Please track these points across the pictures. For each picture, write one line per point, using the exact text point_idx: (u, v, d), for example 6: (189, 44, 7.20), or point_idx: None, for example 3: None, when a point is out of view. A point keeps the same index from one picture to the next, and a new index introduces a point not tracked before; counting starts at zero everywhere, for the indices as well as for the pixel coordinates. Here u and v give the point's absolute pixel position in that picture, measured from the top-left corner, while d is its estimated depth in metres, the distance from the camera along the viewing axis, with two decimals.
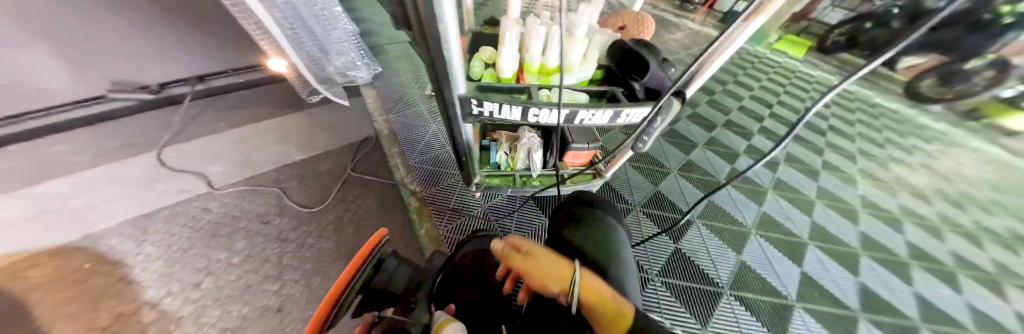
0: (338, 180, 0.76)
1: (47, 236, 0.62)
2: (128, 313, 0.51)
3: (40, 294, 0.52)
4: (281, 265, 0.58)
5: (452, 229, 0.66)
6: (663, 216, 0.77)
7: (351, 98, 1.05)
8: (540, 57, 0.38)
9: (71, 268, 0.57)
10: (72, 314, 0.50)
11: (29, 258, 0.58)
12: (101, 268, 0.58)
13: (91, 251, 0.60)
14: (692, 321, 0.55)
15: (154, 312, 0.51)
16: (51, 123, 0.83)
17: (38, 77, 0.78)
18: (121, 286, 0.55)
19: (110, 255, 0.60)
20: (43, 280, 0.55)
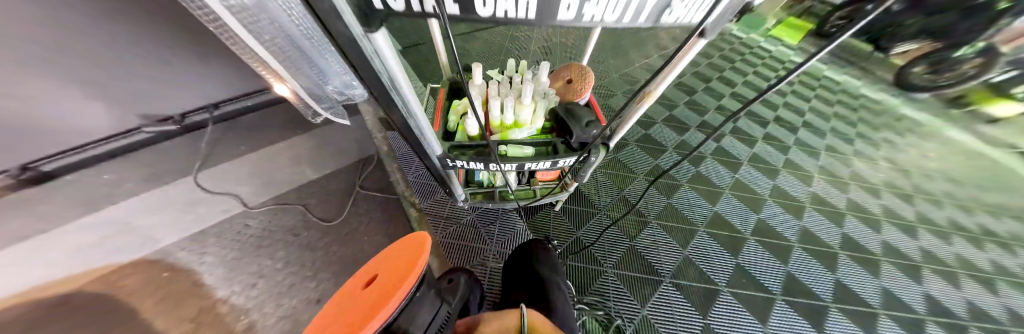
0: (349, 196, 0.90)
1: (134, 250, 0.81)
2: (210, 306, 0.69)
3: (146, 295, 0.73)
4: (314, 268, 0.74)
5: (446, 235, 0.82)
6: (624, 217, 0.91)
7: (352, 116, 1.16)
8: (498, 114, 0.50)
9: (157, 275, 0.76)
10: (171, 309, 0.69)
11: (128, 268, 0.78)
12: (179, 274, 0.76)
13: (168, 261, 0.79)
14: (633, 304, 0.72)
15: (229, 305, 0.69)
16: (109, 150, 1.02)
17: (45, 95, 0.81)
18: (195, 287, 0.73)
19: (182, 264, 0.78)
20: (143, 285, 0.74)
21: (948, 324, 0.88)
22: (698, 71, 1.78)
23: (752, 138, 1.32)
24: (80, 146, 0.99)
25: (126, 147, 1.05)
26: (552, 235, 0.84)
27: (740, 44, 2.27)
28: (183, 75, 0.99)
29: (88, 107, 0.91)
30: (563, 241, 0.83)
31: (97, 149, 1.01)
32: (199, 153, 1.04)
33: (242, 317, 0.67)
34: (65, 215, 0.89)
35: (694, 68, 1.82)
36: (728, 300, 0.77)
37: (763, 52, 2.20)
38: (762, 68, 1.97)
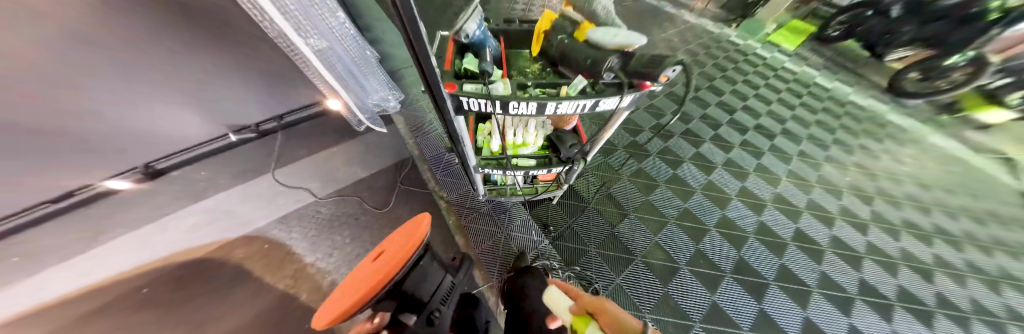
0: (393, 190, 1.16)
1: (234, 230, 1.06)
2: (304, 269, 0.96)
3: (254, 263, 0.99)
4: (375, 243, 1.02)
5: (470, 221, 1.08)
6: (610, 211, 1.16)
7: (388, 125, 1.42)
8: (512, 137, 0.70)
9: (259, 248, 1.02)
10: (278, 271, 0.97)
11: (234, 243, 1.04)
12: (275, 247, 1.03)
13: (264, 237, 1.05)
14: (610, 274, 0.99)
15: (317, 267, 0.97)
16: (201, 153, 1.27)
17: (142, 108, 0.94)
18: (290, 255, 1.00)
19: (276, 239, 1.05)
20: (250, 255, 1.01)
21: (877, 302, 1.07)
22: (689, 82, 1.97)
23: (728, 145, 1.55)
24: (181, 150, 1.22)
25: (213, 151, 1.30)
26: (552, 223, 1.11)
27: (736, 52, 2.39)
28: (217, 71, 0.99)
29: (175, 113, 1.05)
30: (561, 228, 1.09)
31: (194, 151, 1.26)
32: (272, 155, 1.30)
33: (329, 276, 0.95)
34: (176, 202, 1.15)
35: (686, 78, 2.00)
36: (685, 275, 1.03)
37: (758, 59, 2.31)
38: (753, 76, 2.11)
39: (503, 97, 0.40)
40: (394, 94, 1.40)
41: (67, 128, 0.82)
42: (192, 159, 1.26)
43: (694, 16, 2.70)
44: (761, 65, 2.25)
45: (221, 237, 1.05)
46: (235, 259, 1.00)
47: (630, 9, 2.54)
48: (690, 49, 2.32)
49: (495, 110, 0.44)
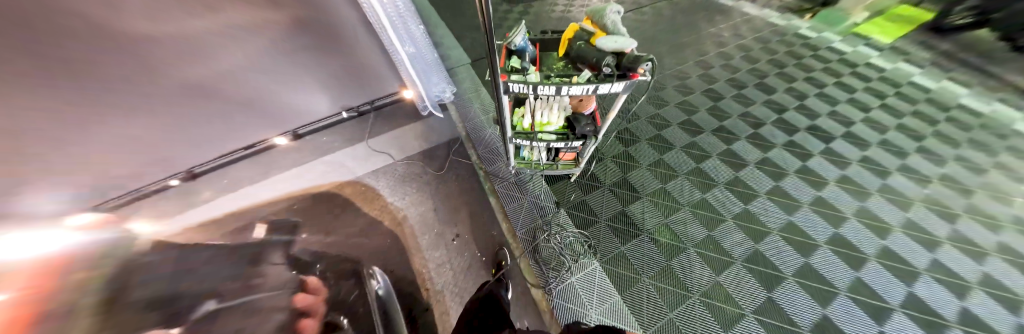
0: (447, 160, 1.52)
1: (343, 176, 1.51)
2: (385, 208, 1.33)
3: (355, 197, 1.40)
4: (433, 194, 1.37)
5: (502, 186, 1.37)
6: (623, 192, 1.32)
7: (444, 111, 1.80)
8: (541, 117, 0.93)
9: (359, 189, 1.43)
10: (370, 205, 1.35)
11: (343, 184, 1.46)
12: (367, 189, 1.43)
13: (360, 182, 1.47)
14: (615, 242, 1.17)
15: (393, 206, 1.34)
16: (320, 127, 1.70)
17: (296, 93, 1.46)
18: (377, 196, 1.39)
19: (367, 184, 1.46)
20: (351, 192, 1.42)
21: (930, 319, 0.97)
22: (733, 79, 1.89)
23: (769, 145, 1.53)
24: (309, 122, 1.67)
25: (329, 125, 1.73)
26: (569, 196, 1.32)
27: (804, 46, 2.13)
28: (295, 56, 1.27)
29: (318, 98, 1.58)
30: (577, 201, 1.30)
31: (316, 124, 1.69)
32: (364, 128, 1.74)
33: (402, 213, 1.31)
34: (302, 154, 1.63)
35: (730, 76, 1.92)
36: (689, 254, 1.14)
37: (834, 53, 2.02)
38: (821, 74, 1.89)
39: (534, 82, 0.67)
40: (449, 89, 1.77)
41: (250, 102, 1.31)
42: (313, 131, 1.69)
43: (755, 7, 2.47)
44: (837, 60, 1.97)
45: (335, 179, 1.49)
46: (344, 193, 1.41)
47: (677, 4, 2.48)
48: (744, 43, 2.17)
49: (529, 90, 0.70)
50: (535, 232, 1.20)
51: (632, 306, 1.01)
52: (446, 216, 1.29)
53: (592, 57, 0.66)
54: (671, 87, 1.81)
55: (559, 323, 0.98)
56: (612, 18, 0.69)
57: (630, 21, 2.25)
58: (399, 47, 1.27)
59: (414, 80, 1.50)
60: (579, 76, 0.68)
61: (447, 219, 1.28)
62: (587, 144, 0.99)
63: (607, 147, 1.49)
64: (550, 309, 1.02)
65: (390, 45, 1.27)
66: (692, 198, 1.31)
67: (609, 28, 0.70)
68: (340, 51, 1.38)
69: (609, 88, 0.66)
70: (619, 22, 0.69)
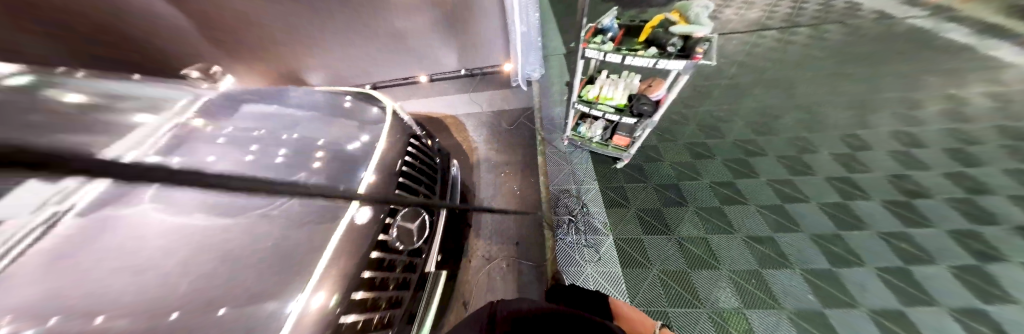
0: (517, 120, 1.88)
1: (447, 111, 2.06)
2: (465, 138, 1.82)
3: (450, 126, 1.93)
4: (500, 140, 1.76)
5: (553, 150, 1.63)
6: (669, 195, 1.32)
7: (529, 85, 2.16)
8: (605, 91, 1.13)
9: (454, 122, 1.96)
10: (459, 135, 1.85)
11: (446, 117, 2.01)
12: (458, 124, 1.95)
13: (456, 118, 2.00)
14: (638, 230, 1.23)
15: (471, 139, 1.81)
16: (444, 80, 2.28)
17: (442, 53, 2.10)
18: (463, 129, 1.90)
19: (459, 120, 1.98)
20: (449, 122, 1.97)
21: None
22: (905, 133, 1.41)
23: (924, 223, 1.13)
24: (439, 74, 2.27)
25: (450, 79, 2.28)
26: (611, 178, 1.43)
27: None
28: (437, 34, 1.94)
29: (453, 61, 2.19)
30: (617, 184, 1.40)
31: (443, 77, 2.28)
32: (470, 84, 2.24)
33: (475, 145, 1.76)
34: (428, 90, 2.25)
35: (902, 128, 1.43)
36: (718, 275, 1.07)
37: None
38: None
39: (607, 51, 0.91)
40: (539, 69, 2.11)
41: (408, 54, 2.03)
42: (440, 80, 2.28)
43: (1012, 52, 1.66)
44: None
45: (441, 112, 2.06)
46: (444, 123, 1.95)
47: (855, 27, 1.92)
48: (956, 94, 1.53)
49: (600, 57, 0.94)
50: (565, 192, 1.42)
51: (628, 282, 1.10)
52: (503, 157, 1.66)
53: (664, 38, 0.84)
54: (791, 117, 1.51)
55: (559, 262, 1.20)
56: (698, 6, 0.82)
57: (770, 36, 1.89)
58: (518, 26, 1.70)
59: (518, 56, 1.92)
60: (647, 51, 0.87)
61: (504, 161, 1.64)
62: (643, 123, 1.13)
63: (671, 151, 1.46)
64: (554, 248, 1.24)
65: (513, 25, 1.73)
66: (753, 231, 1.17)
67: (693, 17, 0.83)
68: (478, 26, 1.92)
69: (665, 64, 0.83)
70: (704, 12, 0.81)
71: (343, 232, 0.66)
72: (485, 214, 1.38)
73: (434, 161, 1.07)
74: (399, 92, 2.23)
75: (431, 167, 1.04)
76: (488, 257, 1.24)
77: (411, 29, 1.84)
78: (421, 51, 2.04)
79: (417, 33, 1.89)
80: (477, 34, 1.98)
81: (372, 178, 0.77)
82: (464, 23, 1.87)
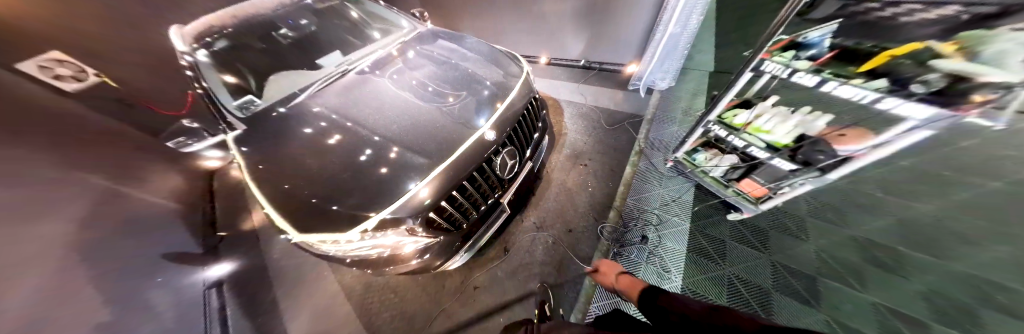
0: (617, 124, 1.79)
1: (551, 92, 2.18)
2: (558, 121, 1.91)
3: (549, 105, 2.05)
4: (591, 135, 1.75)
5: (647, 166, 1.50)
6: (792, 285, 0.97)
7: (646, 94, 1.98)
8: (761, 122, 0.93)
9: (554, 103, 2.07)
10: (554, 115, 1.96)
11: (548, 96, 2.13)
12: (557, 106, 2.04)
13: (556, 100, 2.08)
14: (722, 296, 0.97)
15: (564, 123, 1.88)
16: (561, 64, 2.40)
17: (572, 40, 2.20)
18: (559, 112, 1.98)
19: (559, 103, 2.06)
20: (549, 102, 2.09)
21: None
22: None
23: None
24: (558, 58, 2.40)
25: (567, 65, 2.37)
26: (710, 225, 1.21)
27: None
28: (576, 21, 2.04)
29: (578, 49, 2.25)
30: (717, 235, 1.16)
31: (561, 61, 2.40)
32: (583, 75, 2.26)
33: (565, 130, 1.83)
34: (542, 70, 2.44)
35: None
36: None
37: None
38: None
39: (795, 67, 0.78)
40: (668, 80, 1.88)
41: (544, 33, 2.24)
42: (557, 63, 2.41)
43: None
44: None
45: (546, 90, 2.20)
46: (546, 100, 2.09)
47: None
48: None
49: (782, 74, 0.82)
50: (644, 211, 1.29)
51: None
52: (588, 151, 1.65)
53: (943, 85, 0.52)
54: None
55: None
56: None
57: None
58: (668, 28, 1.56)
59: (651, 59, 1.77)
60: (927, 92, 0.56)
61: (587, 154, 1.63)
62: (800, 175, 0.88)
63: (824, 234, 1.06)
64: (606, 254, 1.19)
65: (662, 25, 1.60)
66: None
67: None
68: (621, 20, 1.88)
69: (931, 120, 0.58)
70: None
71: (474, 139, 0.84)
72: (551, 191, 1.47)
73: (538, 124, 1.20)
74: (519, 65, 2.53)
75: (534, 128, 1.17)
76: (539, 226, 1.34)
77: (556, 12, 2.02)
78: (554, 33, 2.21)
79: (559, 16, 2.06)
80: (615, 28, 1.95)
81: (489, 117, 0.91)
82: (608, 15, 1.88)
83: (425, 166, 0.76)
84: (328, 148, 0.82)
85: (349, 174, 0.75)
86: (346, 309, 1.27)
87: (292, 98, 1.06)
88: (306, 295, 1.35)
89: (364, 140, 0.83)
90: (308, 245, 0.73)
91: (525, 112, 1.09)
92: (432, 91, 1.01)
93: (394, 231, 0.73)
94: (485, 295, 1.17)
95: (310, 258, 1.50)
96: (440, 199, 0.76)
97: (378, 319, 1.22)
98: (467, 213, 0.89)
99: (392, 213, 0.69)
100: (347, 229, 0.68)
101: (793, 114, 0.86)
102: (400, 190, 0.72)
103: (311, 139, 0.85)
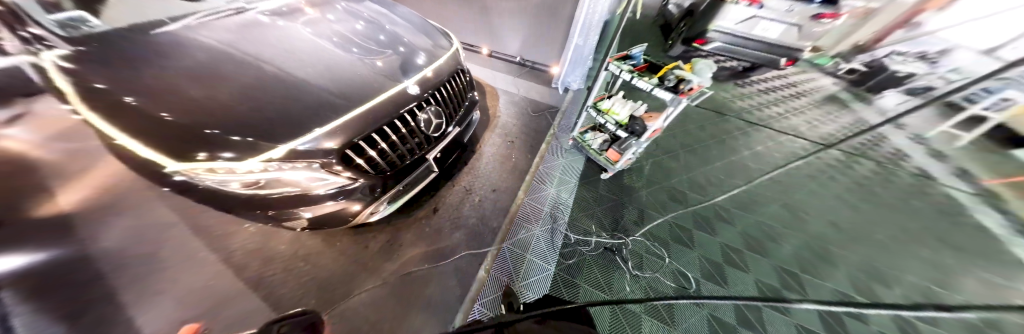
0: (541, 112, 2.17)
1: (489, 80, 2.40)
2: (493, 105, 2.13)
3: (487, 92, 2.27)
4: (519, 118, 2.06)
5: (559, 143, 1.90)
6: (631, 215, 1.49)
7: (566, 92, 2.47)
8: (614, 107, 1.45)
9: (491, 90, 2.29)
10: (491, 100, 2.18)
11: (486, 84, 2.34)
12: (494, 93, 2.27)
13: (493, 88, 2.32)
14: (593, 225, 1.42)
15: (498, 108, 2.13)
16: (500, 58, 2.65)
17: (508, 37, 2.49)
18: (495, 97, 2.22)
19: (495, 90, 2.30)
20: (487, 89, 2.30)
21: None
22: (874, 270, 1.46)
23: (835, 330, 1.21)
24: (498, 53, 2.66)
25: (505, 59, 2.64)
26: (593, 183, 1.66)
27: None
28: (511, 20, 2.35)
29: (513, 47, 2.56)
30: (596, 189, 1.63)
31: (500, 56, 2.66)
32: (519, 70, 2.59)
33: (498, 113, 2.07)
34: (483, 60, 2.63)
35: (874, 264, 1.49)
36: (636, 280, 1.22)
37: None
38: None
39: (622, 68, 1.24)
40: (580, 83, 2.41)
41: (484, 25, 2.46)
42: (497, 57, 2.67)
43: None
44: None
45: (485, 78, 2.41)
46: (485, 87, 2.30)
47: None
48: None
49: (617, 71, 1.28)
50: (552, 176, 1.67)
51: (563, 252, 1.31)
52: (516, 130, 1.95)
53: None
54: (764, 211, 1.69)
55: (517, 216, 1.43)
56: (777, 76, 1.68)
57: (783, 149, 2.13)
58: (577, 38, 2.04)
59: (567, 63, 2.23)
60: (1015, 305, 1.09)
61: (515, 133, 1.92)
62: (633, 142, 1.37)
63: (652, 187, 1.69)
64: (520, 206, 1.48)
65: (572, 36, 2.07)
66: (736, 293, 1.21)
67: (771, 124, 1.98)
68: (545, 27, 2.30)
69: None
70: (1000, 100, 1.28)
71: (395, 91, 0.94)
72: (482, 162, 1.68)
73: (466, 96, 1.38)
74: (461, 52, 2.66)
75: (461, 98, 1.33)
76: (469, 189, 1.52)
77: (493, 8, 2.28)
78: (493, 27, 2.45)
79: (497, 13, 2.32)
80: (542, 33, 2.36)
81: (416, 79, 1.03)
82: (535, 19, 2.26)
83: (344, 108, 0.82)
84: (221, 78, 0.76)
85: (249, 105, 0.73)
86: (235, 283, 1.10)
87: (159, 25, 0.89)
88: (166, 278, 1.07)
89: (273, 77, 0.81)
90: (195, 176, 0.70)
91: (452, 80, 1.24)
92: (359, 46, 1.05)
93: (304, 167, 0.75)
94: (412, 248, 1.26)
95: (176, 238, 1.19)
96: (357, 140, 0.83)
97: (283, 287, 1.11)
98: (392, 161, 0.97)
99: (303, 146, 0.72)
100: (247, 158, 0.68)
101: (626, 106, 1.42)
102: (316, 125, 0.76)
103: (188, 68, 0.77)
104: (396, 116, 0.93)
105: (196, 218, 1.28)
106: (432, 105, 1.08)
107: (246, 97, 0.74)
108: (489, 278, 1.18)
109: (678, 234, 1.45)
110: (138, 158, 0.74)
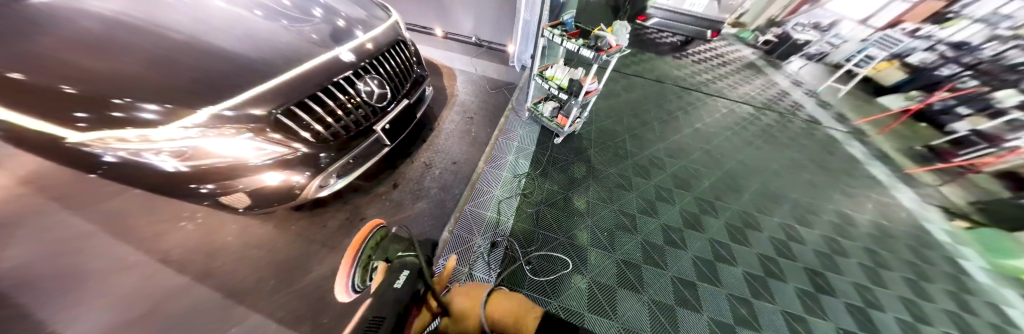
0: (498, 88, 2.24)
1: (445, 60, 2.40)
2: (450, 85, 2.15)
3: (444, 72, 2.26)
4: (477, 95, 2.12)
5: (517, 115, 2.00)
6: (581, 170, 1.69)
7: (524, 69, 2.55)
8: (556, 74, 1.60)
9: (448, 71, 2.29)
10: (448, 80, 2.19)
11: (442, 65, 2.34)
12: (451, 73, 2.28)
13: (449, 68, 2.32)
14: (547, 182, 1.59)
15: (455, 87, 2.15)
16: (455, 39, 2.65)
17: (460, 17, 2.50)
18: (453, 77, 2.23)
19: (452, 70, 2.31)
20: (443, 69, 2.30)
21: None
22: (767, 194, 1.88)
23: (737, 240, 1.56)
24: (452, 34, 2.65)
25: (461, 40, 2.65)
26: (549, 147, 1.82)
27: (909, 227, 1.76)
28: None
29: (467, 27, 2.57)
30: (551, 152, 1.79)
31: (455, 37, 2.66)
32: (476, 50, 2.60)
33: (456, 91, 2.11)
34: (439, 42, 2.60)
35: (766, 189, 1.91)
36: (584, 221, 1.43)
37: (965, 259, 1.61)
38: (888, 257, 1.60)
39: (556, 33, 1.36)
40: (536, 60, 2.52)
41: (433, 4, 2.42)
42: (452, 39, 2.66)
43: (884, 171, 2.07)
44: (944, 270, 1.56)
45: (441, 59, 2.40)
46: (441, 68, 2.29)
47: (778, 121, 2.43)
48: (814, 179, 2.02)
49: (552, 37, 1.40)
50: (510, 145, 1.78)
51: (522, 207, 1.46)
52: (474, 107, 2.01)
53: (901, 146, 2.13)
54: (691, 157, 2.02)
55: (479, 182, 1.53)
56: None
57: (707, 108, 2.52)
58: (524, 14, 2.12)
59: (520, 40, 2.31)
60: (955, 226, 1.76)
61: (474, 109, 1.98)
62: (572, 102, 1.53)
63: (599, 146, 1.90)
64: (481, 173, 1.58)
65: (520, 13, 2.14)
66: (662, 220, 1.53)
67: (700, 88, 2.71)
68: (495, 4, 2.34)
69: (1014, 134, 1.52)
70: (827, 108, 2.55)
71: (326, 58, 0.95)
72: (441, 138, 1.72)
73: (413, 70, 1.40)
74: (416, 36, 2.62)
75: (406, 71, 1.35)
76: (429, 164, 1.56)
77: None
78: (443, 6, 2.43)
79: None
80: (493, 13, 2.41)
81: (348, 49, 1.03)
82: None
83: (271, 73, 0.83)
84: (119, 47, 0.71)
85: (153, 70, 0.69)
86: (178, 279, 0.95)
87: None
88: (77, 281, 0.89)
89: (184, 46, 0.78)
90: (106, 146, 0.71)
91: (392, 52, 1.25)
92: (285, 17, 1.04)
93: (237, 134, 0.75)
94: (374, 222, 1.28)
95: None
96: (293, 107, 0.84)
97: (235, 276, 1.00)
98: (335, 131, 0.99)
99: (229, 110, 0.72)
100: (164, 124, 0.67)
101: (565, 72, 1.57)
102: (241, 89, 0.76)
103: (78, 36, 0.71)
104: (330, 84, 0.95)
105: (117, 220, 1.08)
106: (373, 74, 1.10)
107: (150, 63, 0.70)
108: (453, 237, 1.27)
109: (620, 182, 1.68)
110: (32, 133, 0.77)
